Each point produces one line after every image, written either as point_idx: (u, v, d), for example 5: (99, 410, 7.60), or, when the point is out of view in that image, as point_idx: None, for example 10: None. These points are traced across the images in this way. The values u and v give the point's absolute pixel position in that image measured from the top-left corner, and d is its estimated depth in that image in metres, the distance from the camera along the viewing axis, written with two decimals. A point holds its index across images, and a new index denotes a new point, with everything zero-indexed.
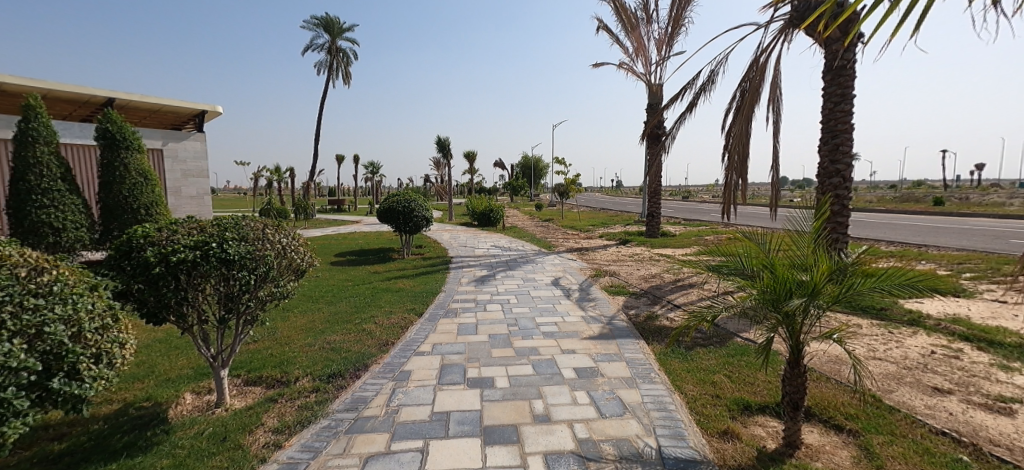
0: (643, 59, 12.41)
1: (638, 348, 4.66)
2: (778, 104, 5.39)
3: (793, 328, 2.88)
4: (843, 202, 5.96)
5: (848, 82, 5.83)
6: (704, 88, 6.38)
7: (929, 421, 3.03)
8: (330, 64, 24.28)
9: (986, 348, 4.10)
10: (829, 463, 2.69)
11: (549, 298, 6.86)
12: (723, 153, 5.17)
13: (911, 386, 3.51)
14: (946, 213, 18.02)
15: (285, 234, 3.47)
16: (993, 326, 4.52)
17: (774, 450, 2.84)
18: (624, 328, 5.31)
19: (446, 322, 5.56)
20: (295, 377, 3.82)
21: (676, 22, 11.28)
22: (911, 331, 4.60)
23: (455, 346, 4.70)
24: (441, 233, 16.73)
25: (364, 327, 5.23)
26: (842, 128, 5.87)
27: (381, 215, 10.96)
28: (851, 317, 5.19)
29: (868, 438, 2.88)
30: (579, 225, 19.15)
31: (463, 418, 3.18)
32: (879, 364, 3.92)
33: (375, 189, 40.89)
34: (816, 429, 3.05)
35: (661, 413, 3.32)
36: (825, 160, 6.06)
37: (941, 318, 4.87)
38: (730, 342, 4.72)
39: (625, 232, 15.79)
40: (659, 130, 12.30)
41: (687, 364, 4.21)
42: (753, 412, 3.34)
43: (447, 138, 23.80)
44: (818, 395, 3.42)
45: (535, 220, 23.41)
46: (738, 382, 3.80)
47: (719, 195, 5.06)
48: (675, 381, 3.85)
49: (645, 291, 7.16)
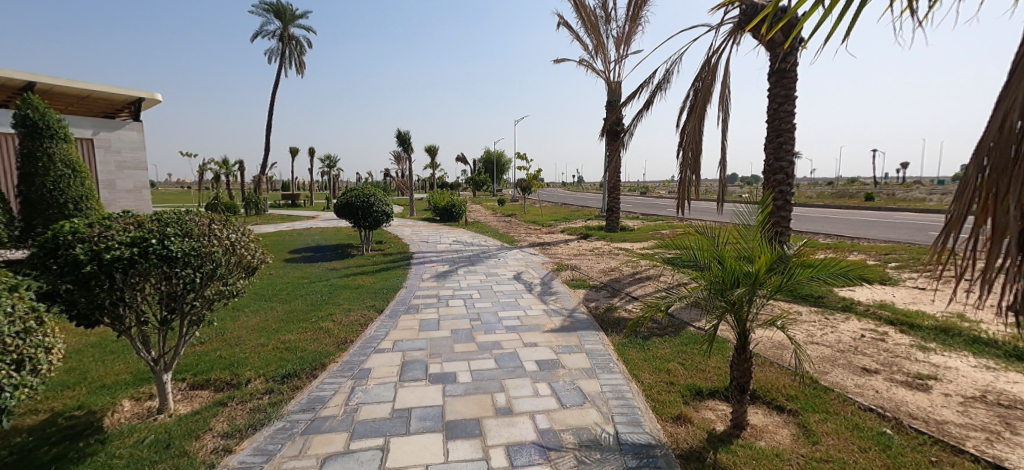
0: (601, 57, 12.64)
1: (598, 340, 4.79)
2: (727, 104, 5.66)
3: (739, 316, 3.12)
4: (786, 197, 6.32)
5: (790, 83, 6.20)
6: (659, 87, 6.62)
7: (858, 399, 3.30)
8: (284, 52, 23.25)
9: (907, 331, 4.51)
10: (771, 441, 2.89)
11: (511, 292, 6.90)
12: (677, 150, 5.39)
13: (843, 367, 3.81)
14: (876, 207, 19.54)
15: (234, 230, 3.32)
16: (914, 311, 4.97)
17: (723, 432, 3.00)
18: (584, 321, 5.44)
19: (408, 318, 5.49)
20: (246, 379, 3.65)
21: (634, 21, 11.53)
22: (845, 317, 4.99)
23: (417, 342, 4.65)
24: (402, 228, 16.42)
25: (322, 325, 5.08)
26: (785, 128, 6.23)
27: (339, 210, 10.64)
28: (793, 304, 5.56)
29: (806, 417, 3.10)
30: (542, 220, 19.36)
31: (426, 414, 3.16)
32: (817, 348, 4.21)
33: (333, 182, 39.41)
34: (760, 410, 3.26)
35: (620, 401, 3.44)
36: (771, 157, 6.42)
37: (870, 304, 5.31)
38: (684, 331, 4.93)
39: (586, 226, 16.05)
40: (617, 127, 12.63)
41: (644, 353, 4.38)
42: (704, 397, 3.52)
43: (407, 132, 23.31)
44: (763, 379, 3.65)
45: (499, 215, 23.52)
46: (690, 369, 3.98)
47: (674, 191, 5.22)
48: (633, 370, 4.00)
49: (605, 284, 7.35)
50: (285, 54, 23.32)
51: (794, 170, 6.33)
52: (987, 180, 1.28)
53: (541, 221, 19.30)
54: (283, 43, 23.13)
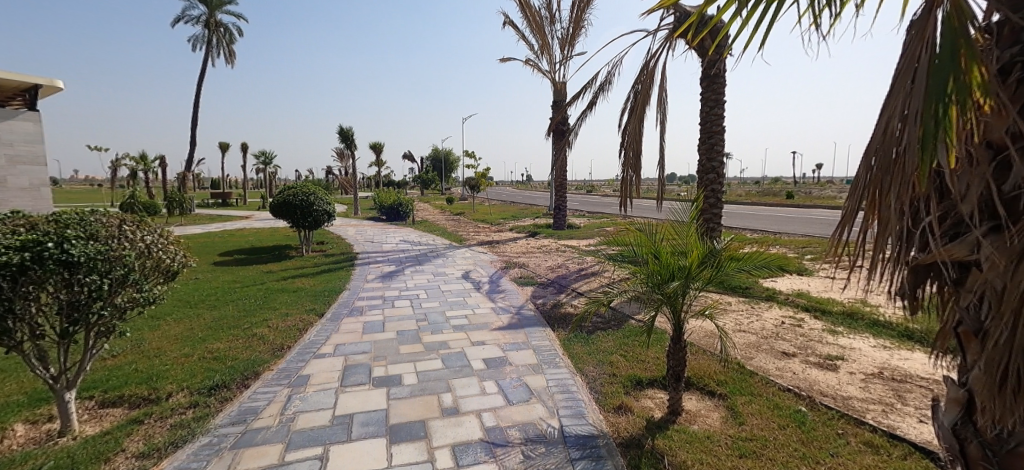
0: (547, 57, 12.85)
1: (544, 336, 4.87)
2: (664, 106, 5.94)
3: (674, 308, 3.30)
4: (718, 195, 6.74)
5: (720, 89, 6.64)
6: (602, 88, 6.84)
7: (779, 381, 3.59)
8: (211, 39, 21.61)
9: (820, 316, 4.97)
10: (704, 424, 3.08)
11: (459, 291, 6.86)
12: (619, 150, 5.59)
13: (766, 352, 4.13)
14: (796, 205, 21.36)
15: (149, 231, 3.07)
16: (827, 298, 5.49)
17: (661, 418, 3.16)
18: (531, 317, 5.51)
19: (351, 321, 5.30)
20: (167, 393, 3.37)
21: (577, 23, 11.81)
22: (768, 306, 5.42)
23: (360, 345, 4.50)
24: (345, 228, 15.81)
25: (256, 331, 4.78)
26: (716, 130, 6.66)
27: (275, 209, 10.06)
28: (723, 295, 5.95)
29: (734, 400, 3.33)
30: (491, 218, 19.36)
31: (368, 419, 3.07)
32: (744, 336, 4.54)
33: (269, 180, 37.22)
34: (694, 396, 3.46)
35: (564, 395, 3.52)
36: (704, 158, 6.82)
37: (790, 293, 5.79)
38: (625, 324, 5.13)
39: (534, 224, 16.26)
40: (563, 126, 12.90)
41: (588, 347, 4.51)
42: (644, 386, 3.68)
43: (350, 128, 22.46)
44: (696, 367, 3.88)
45: (447, 214, 23.28)
46: (631, 360, 4.15)
47: (617, 190, 5.41)
48: (577, 364, 4.10)
49: (552, 281, 7.48)
50: (212, 42, 21.70)
51: (724, 169, 6.77)
52: (873, 180, 1.43)
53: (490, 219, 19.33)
54: (210, 30, 21.49)
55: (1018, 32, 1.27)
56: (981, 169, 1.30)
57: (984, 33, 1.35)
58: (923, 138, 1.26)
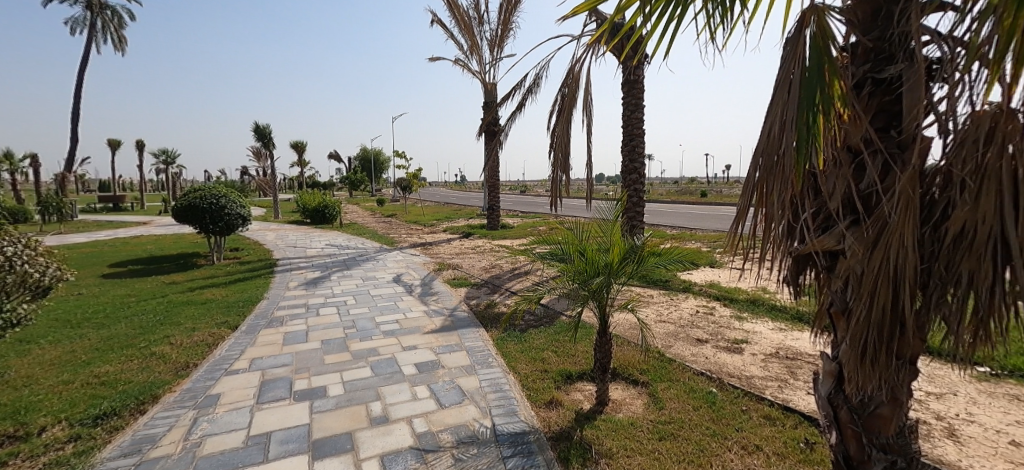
0: (476, 58, 12.86)
1: (478, 336, 4.86)
2: (590, 110, 6.16)
3: (599, 302, 3.46)
4: (640, 194, 7.14)
5: (639, 94, 7.04)
6: (530, 90, 6.98)
7: (693, 365, 3.88)
8: (94, 23, 19.06)
9: (729, 304, 5.45)
10: (628, 412, 3.25)
11: (390, 295, 6.64)
12: (549, 151, 5.72)
13: (683, 340, 4.45)
14: (709, 202, 23.26)
15: (12, 242, 2.67)
16: (734, 287, 6.03)
17: (589, 409, 3.28)
18: (464, 319, 5.48)
19: (269, 332, 4.94)
20: (39, 428, 2.92)
21: (506, 25, 11.94)
22: (685, 297, 5.84)
23: (279, 357, 4.20)
24: (264, 233, 14.70)
25: (155, 350, 4.29)
26: (637, 133, 7.06)
27: (179, 213, 9.09)
28: (646, 288, 6.33)
29: (654, 386, 3.55)
30: (423, 220, 18.98)
31: (289, 436, 2.87)
32: (663, 326, 4.85)
33: (173, 182, 33.61)
34: (620, 386, 3.64)
35: (497, 394, 3.54)
36: (626, 159, 7.20)
37: (703, 284, 6.29)
38: (556, 320, 5.28)
39: (468, 225, 16.21)
40: (494, 127, 12.99)
41: (521, 345, 4.57)
42: (573, 379, 3.81)
43: (267, 125, 20.92)
44: (621, 357, 4.09)
45: (378, 216, 22.50)
46: (562, 355, 4.27)
47: (547, 190, 5.55)
48: (510, 362, 4.15)
49: (485, 281, 7.50)
50: (96, 26, 19.14)
51: (645, 170, 7.18)
52: (761, 180, 1.58)
53: (423, 221, 18.96)
54: (93, 12, 18.94)
55: (871, 51, 1.46)
56: (844, 170, 1.48)
57: (843, 51, 1.53)
58: (799, 144, 1.42)
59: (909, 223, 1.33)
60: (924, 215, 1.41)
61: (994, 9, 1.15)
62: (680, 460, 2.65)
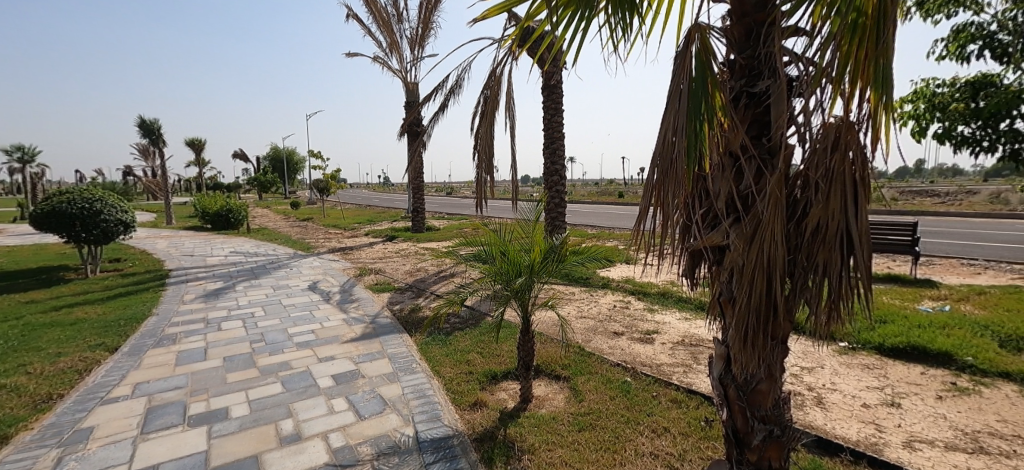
0: (396, 56, 12.50)
1: (401, 342, 4.72)
2: (513, 112, 6.25)
3: (522, 301, 3.51)
4: (561, 195, 7.38)
5: (558, 98, 7.29)
6: (453, 91, 6.94)
7: (610, 357, 4.10)
8: None
9: (643, 298, 5.82)
10: (550, 407, 3.35)
11: (304, 304, 6.22)
12: (473, 152, 5.72)
13: (601, 333, 4.68)
14: (625, 203, 24.74)
15: None
16: (647, 282, 6.46)
17: (513, 408, 3.33)
18: (387, 325, 5.30)
19: (159, 352, 4.39)
20: None
21: (426, 24, 11.74)
22: (604, 292, 6.14)
23: (172, 380, 3.75)
24: (154, 241, 13.07)
25: (5, 382, 3.62)
26: (557, 136, 7.30)
27: (39, 220, 7.75)
28: (568, 286, 6.56)
29: (575, 380, 3.70)
30: (343, 223, 18.06)
31: (181, 467, 2.57)
32: (584, 321, 5.06)
33: (33, 183, 28.69)
34: (543, 382, 3.74)
35: (420, 400, 3.46)
36: (548, 161, 7.42)
37: (620, 280, 6.66)
38: (482, 321, 5.29)
39: (392, 228, 15.69)
40: (417, 127, 12.72)
41: (445, 348, 4.51)
42: (498, 379, 3.84)
43: (155, 119, 18.64)
44: (544, 354, 4.20)
45: (292, 220, 21.00)
46: (487, 356, 4.28)
47: (473, 191, 5.57)
48: (434, 366, 4.08)
49: (410, 285, 7.30)
50: None
51: (565, 172, 7.44)
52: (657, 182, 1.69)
53: (343, 224, 18.04)
54: None
55: (744, 67, 1.64)
56: (725, 172, 1.65)
57: (724, 67, 1.71)
58: (688, 149, 1.56)
59: (777, 219, 1.52)
60: (789, 212, 1.61)
61: (834, 37, 1.34)
62: (597, 448, 2.78)
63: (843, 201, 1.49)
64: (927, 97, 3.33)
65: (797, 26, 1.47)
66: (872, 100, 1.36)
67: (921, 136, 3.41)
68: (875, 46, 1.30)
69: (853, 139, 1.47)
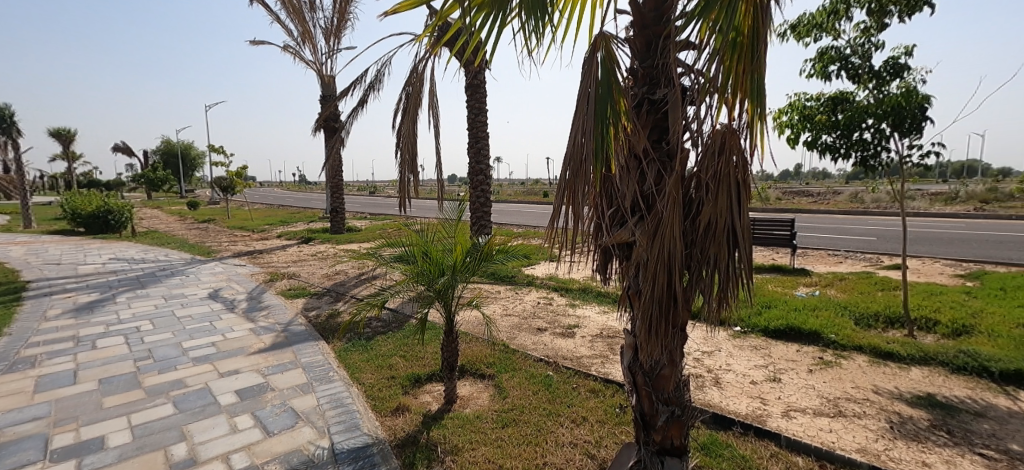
0: (310, 46, 11.74)
1: (317, 350, 4.44)
2: (436, 110, 6.15)
3: (445, 302, 3.48)
4: (487, 195, 7.40)
5: (482, 98, 7.31)
6: (372, 86, 6.67)
7: (534, 353, 4.20)
8: None
9: (565, 294, 6.04)
10: (475, 406, 3.36)
11: (204, 315, 5.63)
12: (395, 151, 5.53)
13: (526, 330, 4.78)
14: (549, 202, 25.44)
15: None
16: (570, 278, 6.71)
17: (437, 410, 3.28)
18: (301, 332, 4.96)
19: (13, 378, 3.72)
20: None
21: (343, 15, 11.17)
22: (528, 290, 6.27)
23: (29, 410, 3.20)
24: (7, 248, 11.04)
25: None
26: (481, 135, 7.31)
27: None
28: (494, 285, 6.61)
29: (499, 377, 3.73)
30: (251, 225, 16.61)
31: None
32: (509, 319, 5.14)
33: None
34: (467, 382, 3.74)
35: (337, 409, 3.28)
36: (473, 161, 7.40)
37: (544, 277, 6.85)
38: (405, 324, 5.15)
39: (308, 229, 14.74)
40: (334, 123, 12.05)
41: (366, 353, 4.33)
42: (422, 382, 3.76)
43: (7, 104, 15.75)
44: (469, 354, 4.20)
45: (189, 222, 18.88)
46: (411, 359, 4.18)
47: (396, 190, 5.40)
48: (354, 373, 3.90)
49: (327, 289, 6.91)
50: None
51: (490, 172, 7.47)
52: (569, 183, 1.76)
53: (251, 226, 16.59)
54: None
55: (645, 76, 1.77)
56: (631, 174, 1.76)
57: (628, 75, 1.83)
58: (596, 151, 1.64)
59: (675, 217, 1.66)
60: (685, 210, 1.76)
61: (717, 51, 1.47)
62: (520, 442, 2.84)
63: (728, 201, 1.66)
64: (799, 109, 3.82)
65: (688, 41, 1.62)
66: (749, 111, 1.54)
67: (795, 143, 3.91)
68: (749, 62, 1.50)
69: (735, 146, 1.64)
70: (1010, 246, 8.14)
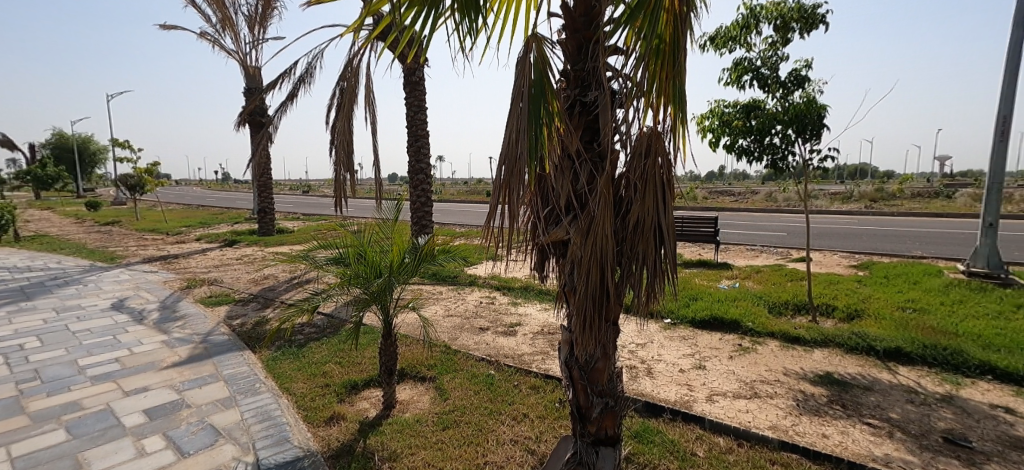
0: (231, 34, 10.89)
1: (241, 361, 4.13)
2: (373, 107, 5.94)
3: (383, 305, 3.37)
4: (428, 194, 7.26)
5: (421, 96, 7.16)
6: (302, 79, 6.32)
7: (476, 353, 4.18)
8: None
9: (507, 292, 6.08)
10: (415, 409, 3.28)
11: (107, 327, 5.04)
12: (329, 148, 5.27)
13: (467, 330, 4.75)
14: None
15: None
16: (511, 277, 6.77)
17: (375, 416, 3.18)
18: (223, 342, 4.59)
19: None
20: None
21: (269, 3, 10.48)
22: (471, 290, 6.25)
23: None
24: None
25: None
26: (421, 134, 7.17)
27: None
28: (435, 285, 6.51)
29: (440, 379, 3.68)
30: (165, 227, 15.12)
31: None
32: (451, 319, 5.08)
33: None
34: (407, 386, 3.65)
35: (264, 423, 3.08)
36: (413, 159, 7.24)
37: (486, 276, 6.85)
38: (341, 329, 4.93)
39: (233, 231, 13.68)
40: (261, 117, 11.28)
41: (298, 361, 4.10)
42: (359, 389, 3.62)
43: None
44: (409, 357, 4.10)
45: (88, 224, 16.84)
46: (347, 365, 4.01)
47: (331, 190, 5.15)
48: (284, 383, 3.67)
49: (254, 295, 6.45)
50: None
51: (431, 171, 7.34)
52: (505, 182, 1.76)
53: (165, 228, 15.12)
54: None
55: (577, 78, 1.81)
56: (565, 174, 1.80)
57: (561, 77, 1.86)
58: (530, 151, 1.67)
59: (606, 216, 1.72)
60: (616, 209, 1.84)
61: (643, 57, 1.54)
62: (461, 443, 2.81)
63: (654, 200, 1.75)
64: (718, 115, 4.11)
65: (616, 46, 1.68)
66: (672, 115, 1.63)
67: (716, 147, 4.20)
68: (671, 69, 1.58)
69: (660, 148, 1.73)
70: (894, 239, 9.29)
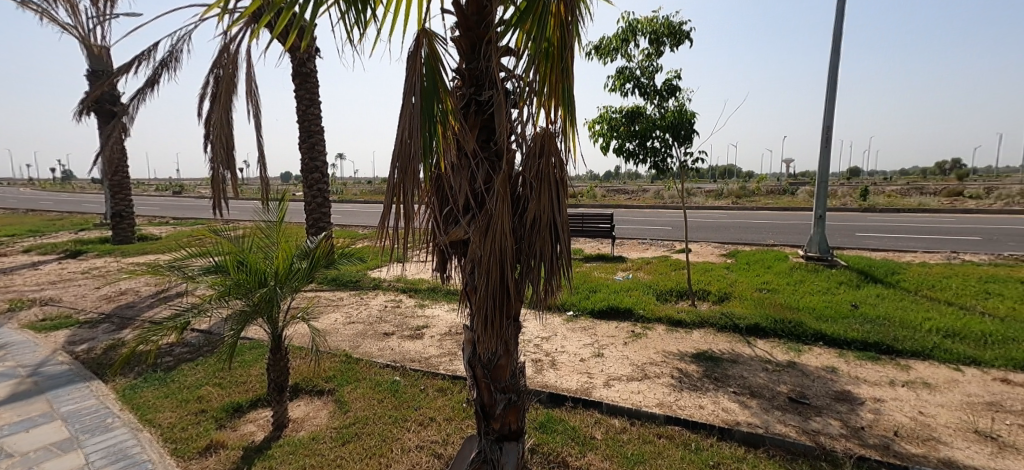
0: (67, 5, 9.09)
1: (86, 394, 3.47)
2: (255, 98, 5.36)
3: (271, 316, 3.06)
4: (325, 194, 6.77)
5: (314, 88, 6.64)
6: (163, 64, 5.48)
7: (380, 360, 4.00)
8: None
9: (414, 295, 5.91)
10: (310, 427, 3.04)
11: None
12: (203, 142, 4.65)
13: (371, 336, 4.52)
14: None
15: None
16: (417, 278, 6.59)
17: (263, 439, 2.88)
18: (62, 374, 3.81)
19: None
20: None
21: None
22: (374, 294, 5.96)
23: None
24: None
25: None
26: (315, 129, 6.65)
27: None
28: (334, 291, 6.09)
29: (340, 391, 3.45)
30: None
31: None
32: (352, 326, 4.80)
33: None
34: (302, 402, 3.37)
35: (118, 463, 2.61)
36: (306, 156, 6.69)
37: (391, 279, 6.59)
38: (222, 346, 4.39)
39: (78, 239, 11.47)
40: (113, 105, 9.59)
41: (165, 388, 3.56)
42: (243, 411, 3.25)
43: None
44: (305, 370, 3.79)
45: None
46: (228, 386, 3.57)
47: (208, 189, 4.55)
48: (146, 414, 3.17)
49: (107, 314, 5.47)
50: None
51: (327, 169, 6.85)
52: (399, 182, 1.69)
53: None
54: None
55: (471, 77, 1.81)
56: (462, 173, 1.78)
57: (455, 75, 1.84)
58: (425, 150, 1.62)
59: (504, 215, 1.74)
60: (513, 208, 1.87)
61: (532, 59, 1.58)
62: (362, 457, 2.66)
63: (549, 199, 1.81)
64: (607, 120, 4.40)
65: (508, 47, 1.71)
66: (562, 116, 1.70)
67: (606, 150, 4.49)
68: (559, 72, 1.65)
69: (553, 148, 1.80)
70: (754, 231, 10.81)
